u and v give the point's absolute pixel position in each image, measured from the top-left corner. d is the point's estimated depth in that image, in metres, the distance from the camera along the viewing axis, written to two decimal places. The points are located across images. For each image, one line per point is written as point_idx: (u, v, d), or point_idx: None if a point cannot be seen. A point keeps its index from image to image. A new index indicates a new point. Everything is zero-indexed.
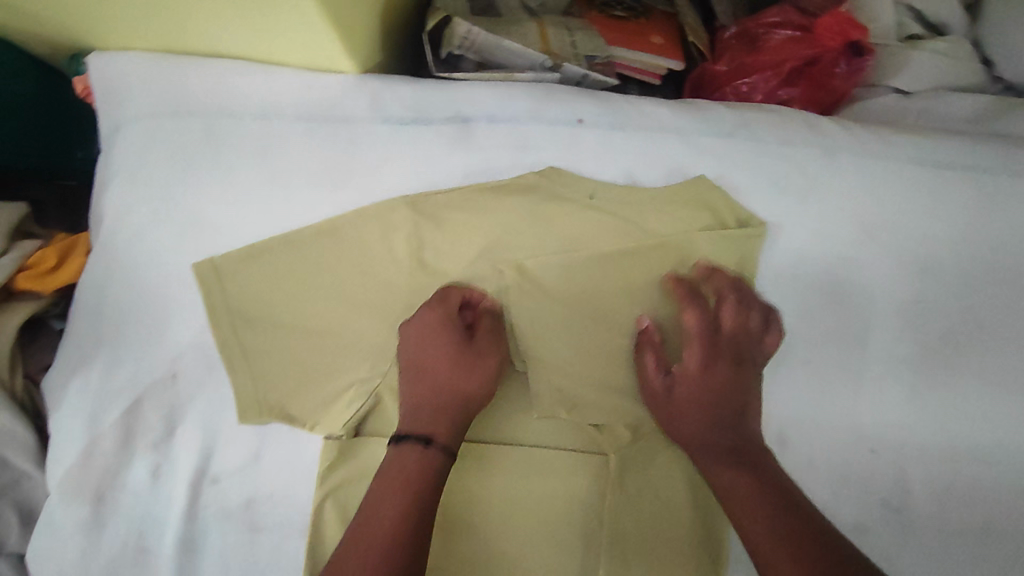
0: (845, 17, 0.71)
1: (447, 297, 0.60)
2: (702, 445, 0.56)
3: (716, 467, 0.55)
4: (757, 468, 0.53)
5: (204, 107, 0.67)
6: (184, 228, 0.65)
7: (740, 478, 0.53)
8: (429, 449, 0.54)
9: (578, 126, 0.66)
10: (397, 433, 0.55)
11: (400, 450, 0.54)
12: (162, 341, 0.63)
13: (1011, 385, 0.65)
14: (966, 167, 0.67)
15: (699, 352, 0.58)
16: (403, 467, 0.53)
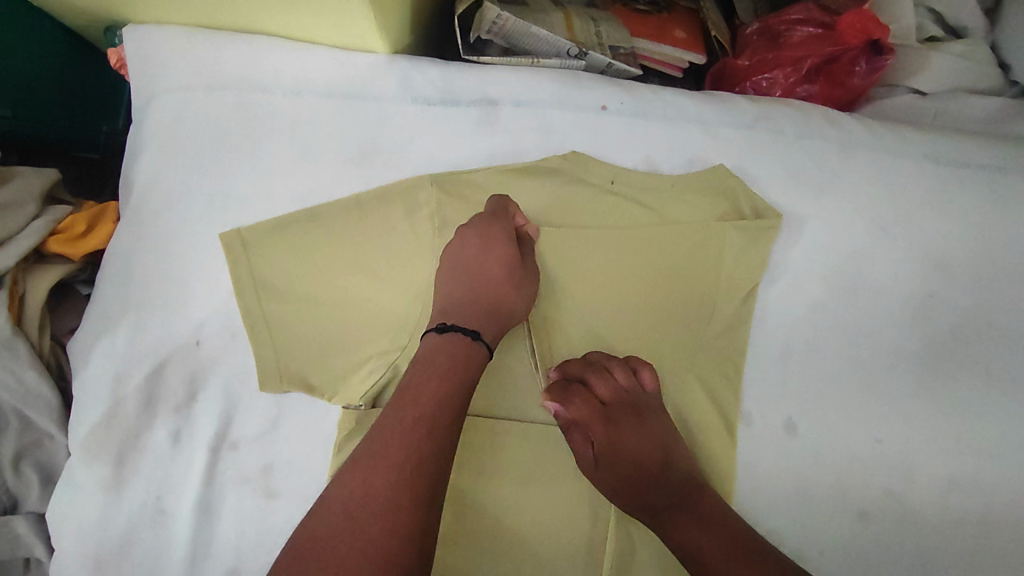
0: (868, 15, 0.71)
1: (501, 220, 0.61)
2: (657, 502, 0.56)
3: (668, 523, 0.56)
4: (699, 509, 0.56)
5: (236, 81, 0.68)
6: (213, 199, 0.66)
7: (687, 528, 0.55)
8: (477, 342, 0.55)
9: (602, 113, 0.67)
10: (443, 324, 0.55)
11: (444, 339, 0.54)
12: (188, 308, 0.64)
13: (1015, 381, 0.66)
14: (981, 167, 0.68)
15: (623, 409, 0.58)
16: (449, 353, 0.53)
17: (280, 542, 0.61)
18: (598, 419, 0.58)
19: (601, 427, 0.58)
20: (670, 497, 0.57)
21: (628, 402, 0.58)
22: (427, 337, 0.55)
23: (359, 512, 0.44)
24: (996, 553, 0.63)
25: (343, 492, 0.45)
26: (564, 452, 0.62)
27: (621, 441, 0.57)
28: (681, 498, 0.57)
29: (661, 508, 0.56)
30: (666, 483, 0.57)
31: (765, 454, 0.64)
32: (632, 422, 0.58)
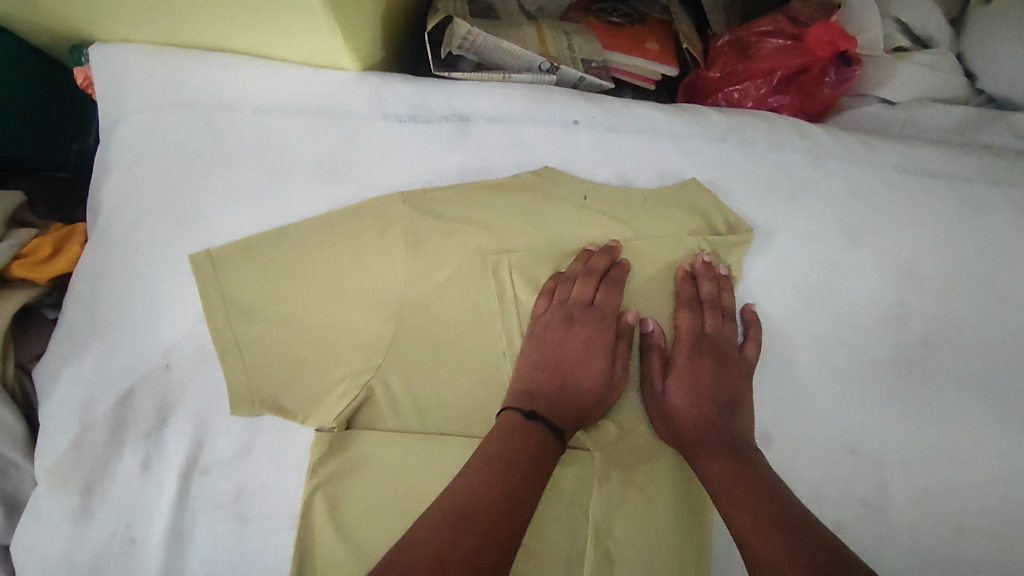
0: (836, 28, 0.72)
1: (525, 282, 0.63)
2: (694, 437, 0.59)
3: (701, 458, 0.57)
4: (739, 468, 0.55)
5: (205, 100, 0.67)
6: (181, 219, 0.65)
7: (720, 467, 0.56)
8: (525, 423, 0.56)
9: (573, 127, 0.68)
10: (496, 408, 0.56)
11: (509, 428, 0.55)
12: (156, 331, 0.63)
13: (985, 388, 0.67)
14: (948, 176, 0.69)
15: (688, 349, 0.62)
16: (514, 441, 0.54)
17: (254, 567, 0.60)
18: (682, 364, 0.62)
19: (675, 372, 0.62)
20: (707, 433, 0.58)
21: (716, 346, 0.62)
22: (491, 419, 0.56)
23: (461, 545, 0.45)
24: (971, 560, 0.63)
25: (438, 535, 0.46)
26: None
27: (687, 386, 0.60)
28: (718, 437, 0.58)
29: (696, 440, 0.58)
30: (704, 420, 0.59)
31: None
32: (707, 363, 0.61)
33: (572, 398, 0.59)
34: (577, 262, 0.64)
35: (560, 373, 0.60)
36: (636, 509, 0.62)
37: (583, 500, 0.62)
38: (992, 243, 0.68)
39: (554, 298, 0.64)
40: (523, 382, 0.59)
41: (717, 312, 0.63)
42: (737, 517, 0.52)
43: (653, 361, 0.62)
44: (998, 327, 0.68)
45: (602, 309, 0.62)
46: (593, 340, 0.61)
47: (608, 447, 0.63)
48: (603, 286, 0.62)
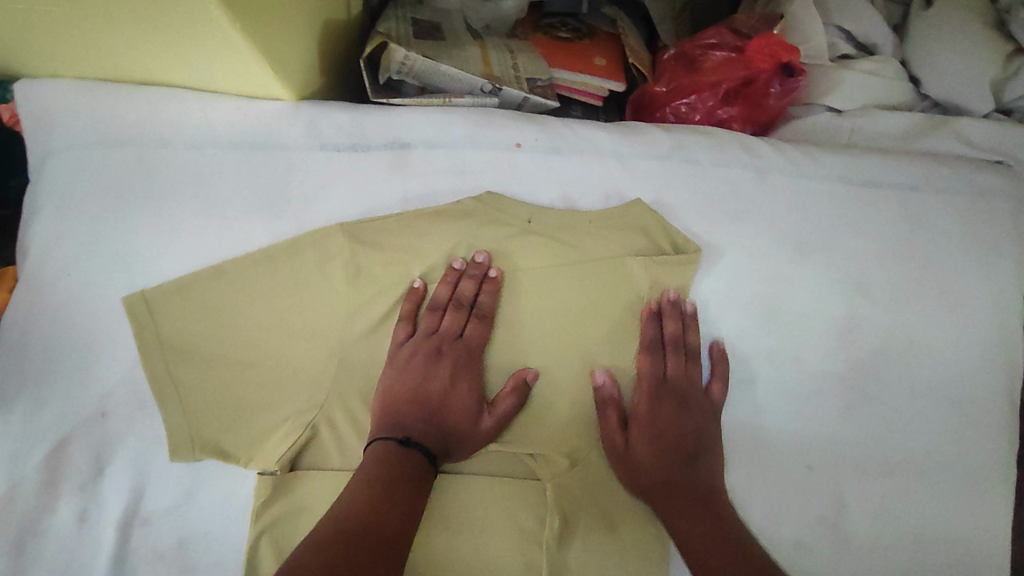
0: (776, 39, 0.72)
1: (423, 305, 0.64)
2: (655, 490, 0.60)
3: (666, 512, 0.59)
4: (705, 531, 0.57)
5: (132, 135, 0.64)
6: (113, 262, 0.63)
7: (687, 526, 0.58)
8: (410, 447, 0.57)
9: (516, 151, 0.66)
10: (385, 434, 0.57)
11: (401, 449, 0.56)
12: (90, 378, 0.61)
13: (939, 397, 0.67)
14: (894, 185, 0.69)
15: (648, 396, 0.63)
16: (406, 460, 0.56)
17: None
18: (643, 408, 0.63)
19: (637, 421, 0.62)
20: (673, 483, 0.60)
21: (680, 388, 0.63)
22: (379, 439, 0.57)
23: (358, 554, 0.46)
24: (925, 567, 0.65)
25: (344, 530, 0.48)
26: (495, 505, 0.61)
27: (649, 435, 0.62)
28: (683, 482, 0.60)
29: (661, 490, 0.60)
30: (669, 470, 0.61)
31: None
32: (668, 406, 0.63)
33: (445, 430, 0.60)
34: (443, 289, 0.63)
35: (426, 405, 0.60)
36: (591, 537, 0.61)
37: (540, 533, 0.60)
38: (941, 251, 0.68)
39: (418, 328, 0.64)
40: (393, 414, 0.59)
41: (683, 355, 0.64)
42: (702, 568, 0.55)
43: (613, 415, 0.62)
44: (949, 335, 0.67)
45: (468, 343, 0.63)
46: (460, 374, 0.62)
47: (559, 477, 0.62)
48: (474, 318, 0.63)
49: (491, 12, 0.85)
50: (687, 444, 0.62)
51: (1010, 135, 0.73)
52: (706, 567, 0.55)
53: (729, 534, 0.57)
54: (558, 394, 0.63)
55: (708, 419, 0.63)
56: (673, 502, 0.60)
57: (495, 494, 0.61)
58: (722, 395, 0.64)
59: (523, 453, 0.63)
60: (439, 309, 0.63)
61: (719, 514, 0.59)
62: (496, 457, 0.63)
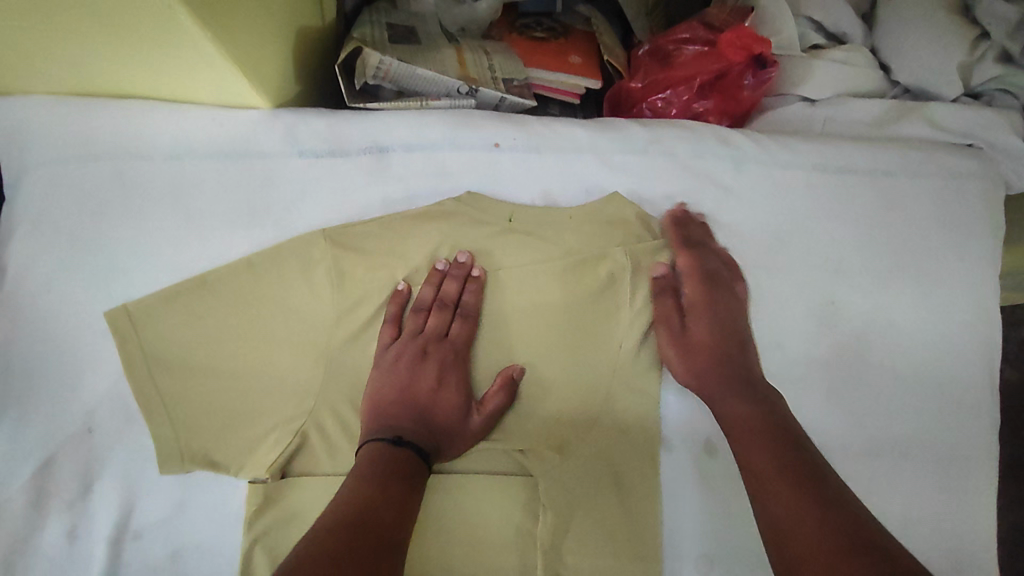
0: (748, 32, 0.73)
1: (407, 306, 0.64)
2: (707, 374, 0.61)
3: (720, 391, 0.60)
4: (764, 411, 0.57)
5: (109, 148, 0.63)
6: (94, 277, 0.62)
7: (739, 404, 0.58)
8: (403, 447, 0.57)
9: (495, 150, 0.67)
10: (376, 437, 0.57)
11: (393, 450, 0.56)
12: (75, 394, 0.61)
13: (921, 377, 0.68)
14: (868, 171, 0.70)
15: (696, 286, 0.64)
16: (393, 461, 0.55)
17: None
18: (697, 300, 0.64)
19: (694, 309, 0.64)
20: (730, 373, 0.61)
21: (722, 280, 0.65)
22: (371, 442, 0.57)
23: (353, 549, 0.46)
24: (916, 545, 0.66)
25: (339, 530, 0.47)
26: (488, 502, 0.62)
27: (705, 316, 0.63)
28: (729, 369, 0.61)
29: (715, 379, 0.61)
30: (727, 358, 0.62)
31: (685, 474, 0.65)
32: (719, 296, 0.64)
33: (436, 429, 0.60)
34: (427, 289, 0.63)
35: (416, 405, 0.60)
36: (585, 529, 0.62)
37: (533, 527, 0.62)
38: (916, 234, 0.69)
39: (403, 329, 0.63)
40: (384, 416, 0.59)
41: (721, 256, 0.66)
42: (748, 453, 0.54)
43: (671, 300, 0.64)
44: (929, 316, 0.69)
45: (454, 342, 0.63)
46: (447, 373, 0.62)
47: (551, 471, 0.63)
48: (459, 316, 0.63)
49: (465, 14, 0.86)
50: (737, 334, 0.64)
51: (983, 119, 0.73)
52: (748, 442, 0.55)
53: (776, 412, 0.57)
54: (546, 389, 0.64)
55: (739, 306, 0.65)
56: (732, 388, 0.60)
57: (488, 491, 0.62)
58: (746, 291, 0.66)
59: (513, 449, 0.63)
60: (423, 309, 0.63)
61: (766, 395, 0.59)
62: (488, 455, 0.63)
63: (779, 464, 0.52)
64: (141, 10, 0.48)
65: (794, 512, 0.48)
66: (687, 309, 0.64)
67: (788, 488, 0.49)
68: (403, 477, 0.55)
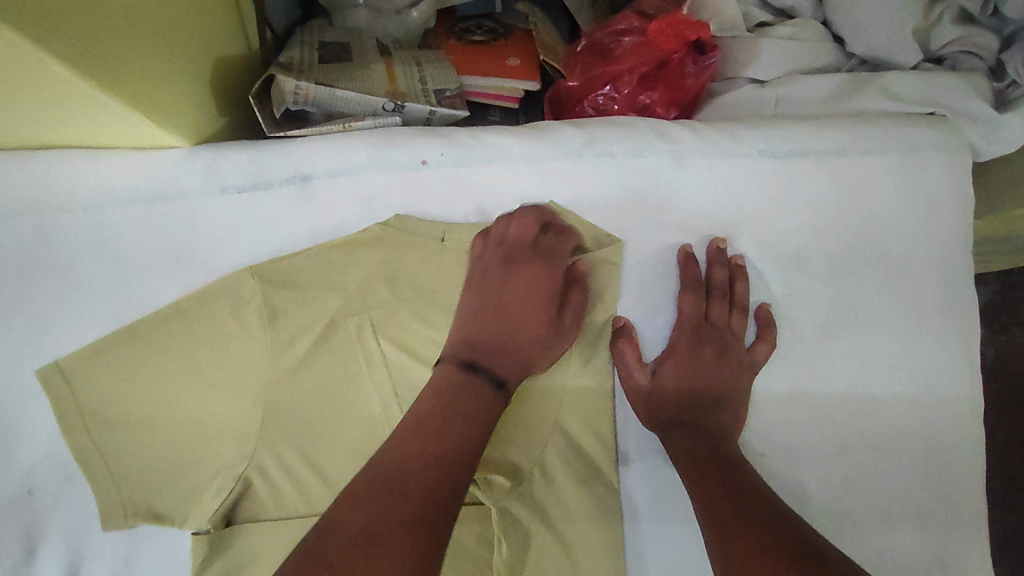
0: (680, 18, 0.70)
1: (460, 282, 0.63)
2: (673, 421, 0.61)
3: (676, 437, 0.60)
4: (706, 448, 0.58)
5: (27, 204, 0.61)
6: (23, 335, 0.61)
7: (686, 445, 0.59)
8: (446, 435, 0.50)
9: (422, 168, 0.64)
10: (403, 427, 0.50)
11: (416, 442, 0.49)
12: (13, 456, 0.60)
13: (892, 367, 0.65)
14: (822, 153, 0.65)
15: (688, 334, 0.63)
16: (421, 454, 0.48)
17: None
18: (679, 348, 0.63)
19: (671, 355, 0.63)
20: (687, 417, 0.61)
21: (717, 333, 0.64)
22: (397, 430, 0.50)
23: (377, 539, 0.42)
24: (896, 540, 0.64)
25: (359, 513, 0.43)
26: None
27: (678, 373, 0.62)
28: (699, 426, 0.60)
29: (672, 423, 0.61)
30: (692, 405, 0.61)
31: (645, 489, 0.63)
32: (705, 351, 0.63)
33: (519, 358, 0.59)
34: (505, 220, 0.63)
35: (503, 313, 0.60)
36: (545, 554, 0.60)
37: (491, 559, 0.59)
38: (875, 217, 0.65)
39: (488, 243, 0.63)
40: (466, 333, 0.58)
41: (727, 300, 0.64)
42: (690, 471, 0.57)
43: (631, 344, 0.63)
44: (896, 302, 0.66)
45: (538, 244, 0.62)
46: (536, 296, 0.61)
47: (504, 498, 0.61)
48: (536, 252, 0.62)
49: (398, 25, 0.83)
50: (715, 391, 0.62)
51: (940, 85, 0.69)
52: (699, 473, 0.56)
53: (729, 451, 0.58)
54: None
55: (744, 374, 0.63)
56: (682, 429, 0.60)
57: None
58: (766, 357, 0.64)
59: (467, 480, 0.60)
60: (508, 243, 0.62)
61: (724, 442, 0.58)
62: None
63: (722, 489, 0.54)
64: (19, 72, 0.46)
65: (749, 549, 0.48)
66: (664, 355, 0.63)
67: (725, 494, 0.53)
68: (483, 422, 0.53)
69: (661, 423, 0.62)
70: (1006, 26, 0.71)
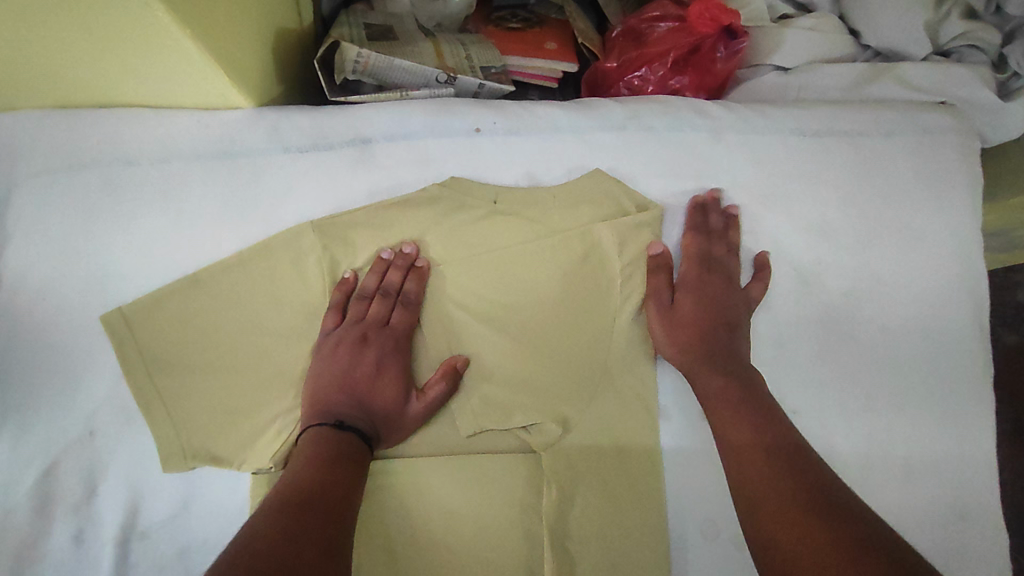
0: (714, 4, 0.75)
1: (349, 298, 0.65)
2: (681, 323, 0.64)
3: (683, 333, 0.63)
4: (705, 334, 0.63)
5: (98, 156, 0.64)
6: (87, 281, 0.63)
7: (717, 380, 0.60)
8: (327, 429, 0.58)
9: (476, 135, 0.68)
10: (334, 427, 0.58)
11: (310, 459, 0.55)
12: (76, 398, 0.61)
13: (911, 332, 0.70)
14: (844, 133, 0.71)
15: (716, 243, 0.67)
16: (316, 446, 0.57)
17: None
18: (709, 247, 0.67)
19: (690, 265, 0.66)
20: (706, 328, 0.63)
21: (723, 267, 0.67)
22: (314, 439, 0.57)
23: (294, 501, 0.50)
24: (917, 493, 0.69)
25: (277, 499, 0.51)
26: (493, 480, 0.63)
27: (695, 297, 0.65)
28: (725, 364, 0.61)
29: (691, 324, 0.64)
30: (700, 310, 0.64)
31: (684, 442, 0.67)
32: (715, 279, 0.66)
33: (368, 379, 0.62)
34: (377, 302, 0.64)
35: (350, 342, 0.63)
36: (592, 499, 0.64)
37: (538, 502, 0.63)
38: (896, 191, 0.71)
39: (345, 317, 0.64)
40: (322, 393, 0.61)
41: (753, 279, 0.69)
42: (677, 338, 0.63)
43: (720, 220, 0.68)
44: (916, 271, 0.71)
45: (394, 329, 0.64)
46: (372, 365, 0.62)
47: (554, 444, 0.64)
48: (378, 295, 0.64)
49: (441, 10, 0.87)
50: (725, 319, 0.64)
51: (952, 75, 0.75)
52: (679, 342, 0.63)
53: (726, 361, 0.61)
54: (540, 363, 0.65)
55: (732, 292, 0.66)
56: (698, 327, 0.63)
57: (492, 470, 0.64)
58: (760, 293, 0.68)
59: (518, 428, 0.65)
60: (362, 321, 0.64)
61: (705, 336, 0.63)
62: (492, 436, 0.65)
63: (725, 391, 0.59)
64: (118, 5, 0.48)
65: (772, 490, 0.50)
66: (734, 250, 0.68)
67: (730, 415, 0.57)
68: (331, 436, 0.57)
69: (682, 348, 0.63)
70: (1006, 23, 0.78)
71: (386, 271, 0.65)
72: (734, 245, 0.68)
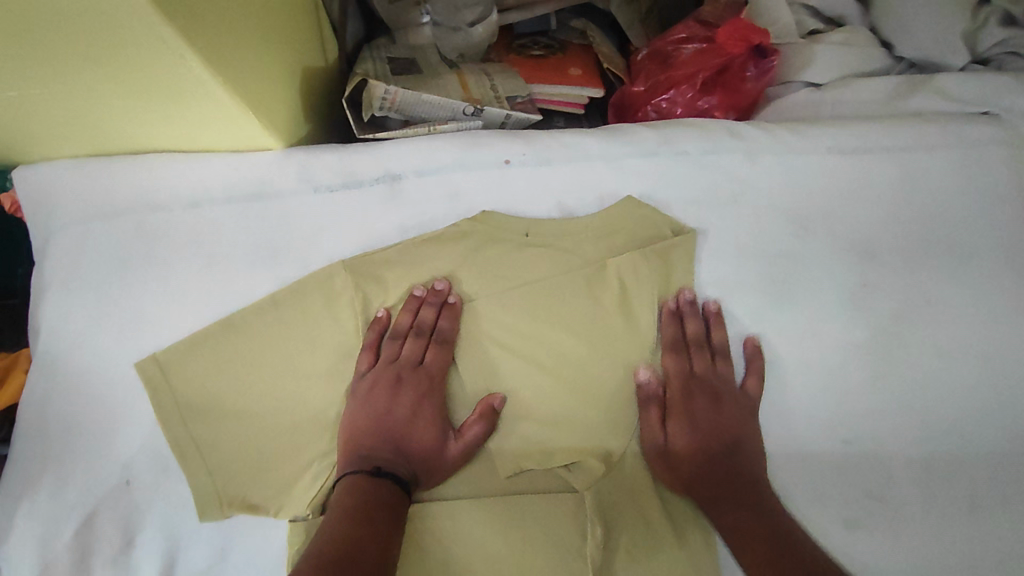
0: (743, 23, 0.74)
1: (382, 338, 0.64)
2: (687, 402, 0.62)
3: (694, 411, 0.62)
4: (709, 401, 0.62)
5: (131, 203, 0.64)
6: (123, 330, 0.63)
7: None
8: (364, 477, 0.56)
9: (506, 167, 0.67)
10: (372, 473, 0.57)
11: (345, 511, 0.54)
12: (112, 448, 0.61)
13: (965, 355, 0.67)
14: (886, 149, 0.69)
15: (671, 308, 0.65)
16: (353, 496, 0.55)
17: None
18: (668, 321, 0.65)
19: (663, 330, 0.65)
20: None
21: (697, 301, 0.65)
22: (352, 490, 0.56)
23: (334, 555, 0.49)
24: (986, 529, 0.64)
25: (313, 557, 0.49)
26: (535, 523, 0.60)
27: (676, 341, 0.64)
28: None
29: (693, 406, 0.62)
30: None
31: None
32: (691, 318, 0.65)
33: (404, 422, 0.60)
34: (410, 342, 0.63)
35: (385, 383, 0.61)
36: (640, 541, 0.61)
37: (584, 548, 0.59)
38: (941, 208, 0.68)
39: (379, 357, 0.63)
40: (357, 439, 0.60)
41: (796, 305, 0.66)
42: (702, 426, 0.61)
43: (691, 246, 0.66)
44: (967, 291, 0.67)
45: (429, 369, 0.63)
46: (408, 408, 0.61)
47: (598, 481, 0.63)
48: (411, 335, 0.63)
49: (463, 40, 0.85)
50: None
51: (993, 85, 0.71)
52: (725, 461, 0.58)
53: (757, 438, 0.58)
54: (579, 400, 0.64)
55: None
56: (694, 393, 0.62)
57: (535, 512, 0.61)
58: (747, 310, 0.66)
59: (558, 466, 0.63)
60: (396, 362, 0.63)
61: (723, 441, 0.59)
62: (536, 476, 0.64)
63: None
64: (150, 59, 0.48)
65: None
66: (712, 277, 0.66)
67: None
68: (366, 485, 0.56)
69: (684, 380, 0.63)
70: None
71: (418, 310, 0.64)
72: (708, 270, 0.66)
